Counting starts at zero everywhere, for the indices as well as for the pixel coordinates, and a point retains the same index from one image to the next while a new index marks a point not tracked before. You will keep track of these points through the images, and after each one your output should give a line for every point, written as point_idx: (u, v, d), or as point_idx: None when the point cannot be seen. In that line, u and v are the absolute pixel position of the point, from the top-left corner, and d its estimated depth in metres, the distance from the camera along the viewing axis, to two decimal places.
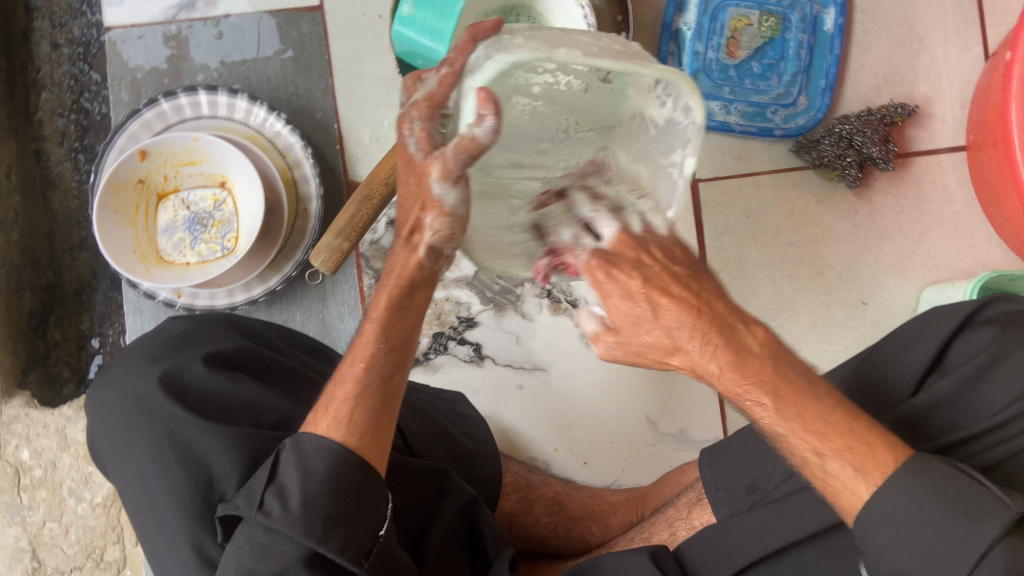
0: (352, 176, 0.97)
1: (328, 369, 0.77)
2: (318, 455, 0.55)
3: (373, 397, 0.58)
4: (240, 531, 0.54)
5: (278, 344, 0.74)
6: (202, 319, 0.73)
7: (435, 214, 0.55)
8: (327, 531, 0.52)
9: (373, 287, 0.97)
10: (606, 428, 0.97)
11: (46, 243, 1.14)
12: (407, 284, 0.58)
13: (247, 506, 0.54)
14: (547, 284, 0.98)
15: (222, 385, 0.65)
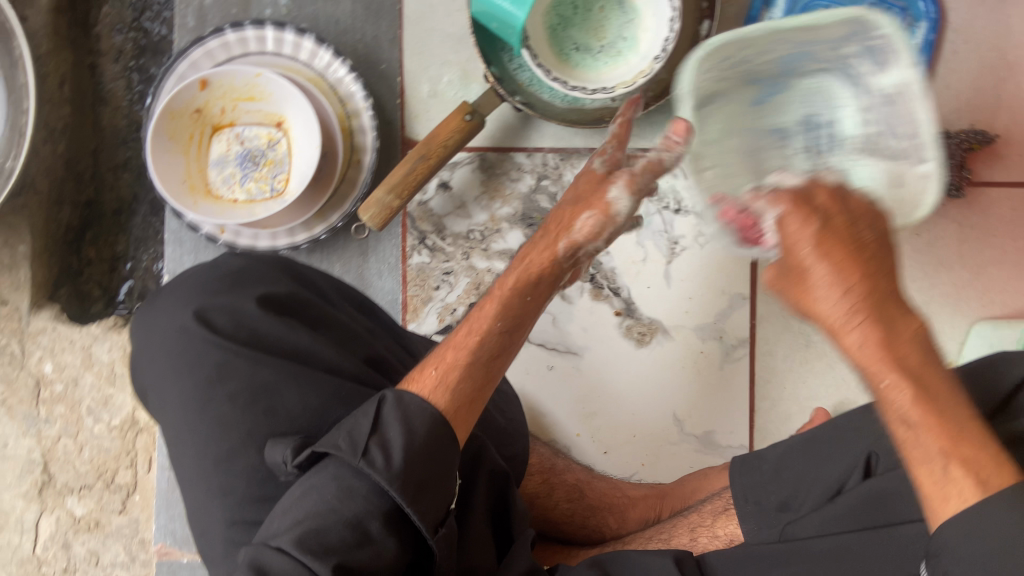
0: (409, 133, 0.95)
1: (372, 326, 0.75)
2: (420, 417, 0.55)
3: (490, 371, 0.61)
4: (329, 467, 0.52)
5: (326, 295, 0.73)
6: (256, 260, 0.72)
7: (596, 211, 0.63)
8: (418, 494, 0.52)
9: (417, 249, 0.96)
10: (631, 421, 0.96)
11: (91, 158, 1.13)
12: (538, 277, 0.65)
13: (346, 449, 0.52)
14: (591, 268, 0.96)
15: (268, 329, 0.65)
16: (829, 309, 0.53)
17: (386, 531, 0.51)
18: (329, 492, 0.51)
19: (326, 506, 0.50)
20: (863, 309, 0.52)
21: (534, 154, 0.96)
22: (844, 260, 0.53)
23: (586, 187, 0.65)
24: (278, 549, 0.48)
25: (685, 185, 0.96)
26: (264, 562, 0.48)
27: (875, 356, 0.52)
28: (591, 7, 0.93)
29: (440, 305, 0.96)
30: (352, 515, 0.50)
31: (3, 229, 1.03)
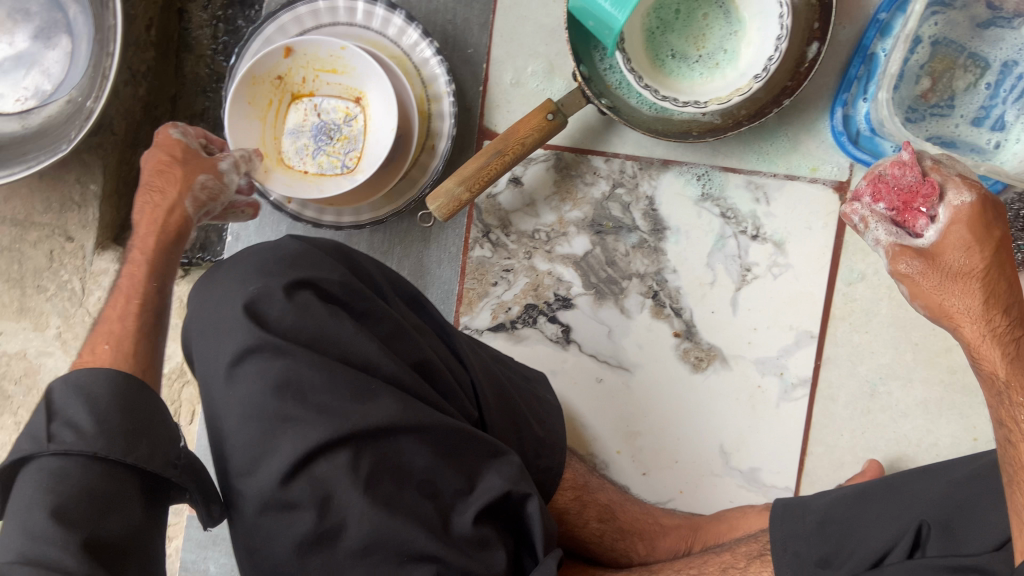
0: (487, 123, 0.93)
1: (420, 323, 0.73)
2: (98, 386, 0.57)
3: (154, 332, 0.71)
4: (30, 472, 0.52)
5: (379, 286, 0.71)
6: (316, 245, 0.70)
7: (207, 175, 0.76)
8: (131, 444, 0.54)
9: (479, 242, 0.94)
10: (675, 446, 0.93)
11: (169, 104, 1.14)
12: (159, 225, 0.74)
13: (31, 446, 0.53)
14: (655, 285, 0.92)
15: (312, 320, 0.63)
16: (970, 321, 0.65)
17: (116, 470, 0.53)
18: (36, 489, 0.51)
19: (50, 489, 0.51)
20: (998, 301, 0.64)
21: (612, 159, 0.92)
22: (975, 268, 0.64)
23: (165, 182, 0.75)
24: (15, 554, 0.47)
25: (766, 211, 0.91)
26: (2, 570, 0.46)
27: (1009, 371, 0.62)
28: (694, 13, 0.89)
29: (495, 302, 0.94)
30: (48, 511, 0.49)
31: (77, 166, 1.04)
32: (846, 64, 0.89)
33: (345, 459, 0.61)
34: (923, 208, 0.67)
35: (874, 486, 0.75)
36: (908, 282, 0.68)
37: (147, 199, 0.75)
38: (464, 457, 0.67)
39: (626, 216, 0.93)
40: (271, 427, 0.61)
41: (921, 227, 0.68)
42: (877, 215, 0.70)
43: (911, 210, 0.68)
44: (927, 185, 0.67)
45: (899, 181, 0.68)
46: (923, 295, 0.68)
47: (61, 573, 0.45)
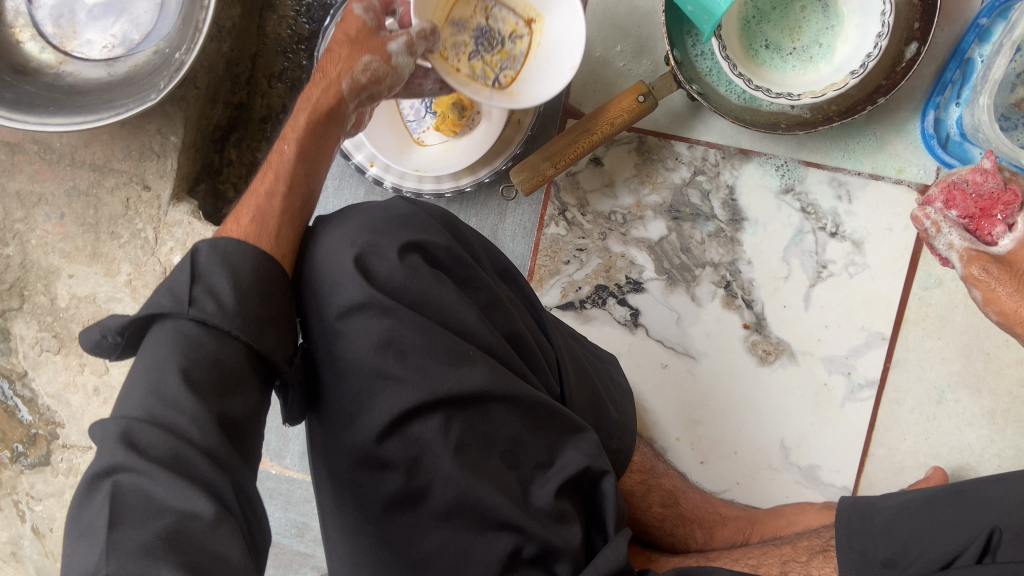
0: (573, 102, 0.93)
1: (511, 295, 0.73)
2: (238, 251, 0.53)
3: (298, 221, 0.62)
4: (161, 331, 0.50)
5: (477, 254, 0.71)
6: (420, 208, 0.70)
7: (377, 57, 0.66)
8: (261, 331, 0.52)
9: (555, 220, 0.95)
10: (735, 437, 0.93)
11: (249, 63, 1.15)
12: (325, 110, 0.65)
13: (170, 305, 0.50)
14: (728, 275, 0.92)
15: (416, 281, 0.64)
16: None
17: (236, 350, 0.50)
18: (161, 358, 0.48)
19: (177, 359, 0.48)
20: None
21: (696, 147, 0.92)
22: None
23: (331, 60, 0.66)
24: (141, 420, 0.45)
25: (847, 210, 0.91)
26: (134, 433, 0.45)
27: None
28: (792, 4, 0.88)
29: (566, 280, 0.95)
30: (180, 381, 0.47)
31: (159, 116, 1.05)
32: (942, 68, 0.88)
33: (438, 423, 0.63)
34: (1001, 215, 0.70)
35: (946, 492, 0.73)
36: (982, 285, 0.66)
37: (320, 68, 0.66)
38: (548, 430, 0.68)
39: (705, 205, 0.92)
40: (370, 384, 0.62)
41: (996, 234, 0.70)
42: (951, 223, 0.72)
43: (993, 216, 0.70)
44: (1008, 193, 0.69)
45: (979, 187, 0.71)
46: (997, 301, 0.66)
47: (188, 457, 0.44)
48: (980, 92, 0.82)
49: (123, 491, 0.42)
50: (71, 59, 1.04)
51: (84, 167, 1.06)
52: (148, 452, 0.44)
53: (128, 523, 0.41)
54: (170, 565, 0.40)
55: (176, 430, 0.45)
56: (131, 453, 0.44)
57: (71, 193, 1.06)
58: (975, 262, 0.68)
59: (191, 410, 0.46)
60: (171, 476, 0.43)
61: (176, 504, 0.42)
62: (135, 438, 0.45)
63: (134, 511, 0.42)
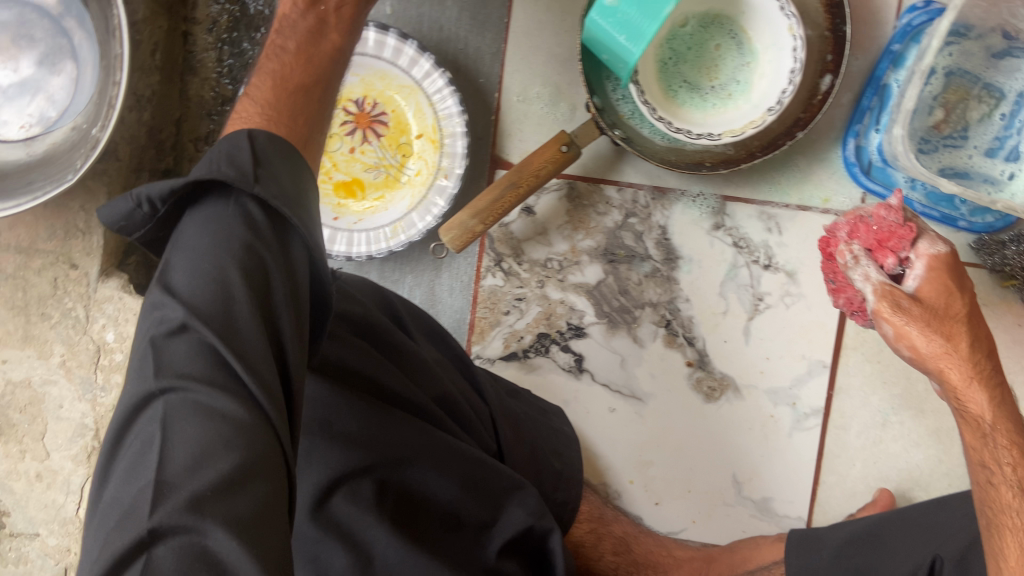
0: (500, 153, 0.92)
1: (438, 357, 0.73)
2: (251, 153, 0.49)
3: (293, 129, 0.56)
4: (220, 202, 0.48)
5: (403, 321, 0.72)
6: (340, 279, 0.71)
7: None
8: (293, 219, 0.49)
9: (491, 271, 0.94)
10: (687, 476, 0.93)
11: (174, 127, 1.13)
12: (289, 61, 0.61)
13: (226, 174, 0.48)
14: (668, 314, 0.92)
15: (346, 353, 0.64)
16: (958, 363, 0.64)
17: (293, 248, 0.48)
18: (213, 236, 0.46)
19: (209, 242, 0.46)
20: (982, 351, 0.64)
21: (625, 189, 0.92)
22: (957, 328, 0.65)
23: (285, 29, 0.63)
24: (197, 321, 0.43)
25: (778, 241, 0.91)
26: (176, 339, 0.43)
27: (996, 415, 0.64)
28: (707, 43, 0.88)
29: (507, 331, 0.94)
30: (238, 267, 0.45)
31: (82, 193, 1.00)
32: (860, 96, 0.89)
33: (371, 489, 0.61)
34: (896, 248, 0.68)
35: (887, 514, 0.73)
36: (894, 323, 0.65)
37: (276, 76, 0.59)
38: (485, 491, 0.68)
39: (639, 245, 0.92)
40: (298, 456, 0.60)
41: (895, 268, 0.68)
42: (855, 258, 0.69)
43: (893, 252, 0.68)
44: (905, 227, 0.67)
45: (881, 220, 0.69)
46: (909, 339, 0.65)
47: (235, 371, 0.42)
48: (894, 119, 0.83)
49: (177, 409, 0.41)
50: None
51: (9, 249, 0.99)
52: (196, 373, 0.42)
53: (179, 443, 0.40)
54: (217, 519, 0.38)
55: (228, 341, 0.43)
56: (170, 371, 0.42)
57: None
58: (892, 301, 0.65)
59: (263, 289, 0.45)
60: (220, 391, 0.41)
61: (223, 413, 0.41)
62: (156, 337, 0.43)
63: (187, 428, 0.40)
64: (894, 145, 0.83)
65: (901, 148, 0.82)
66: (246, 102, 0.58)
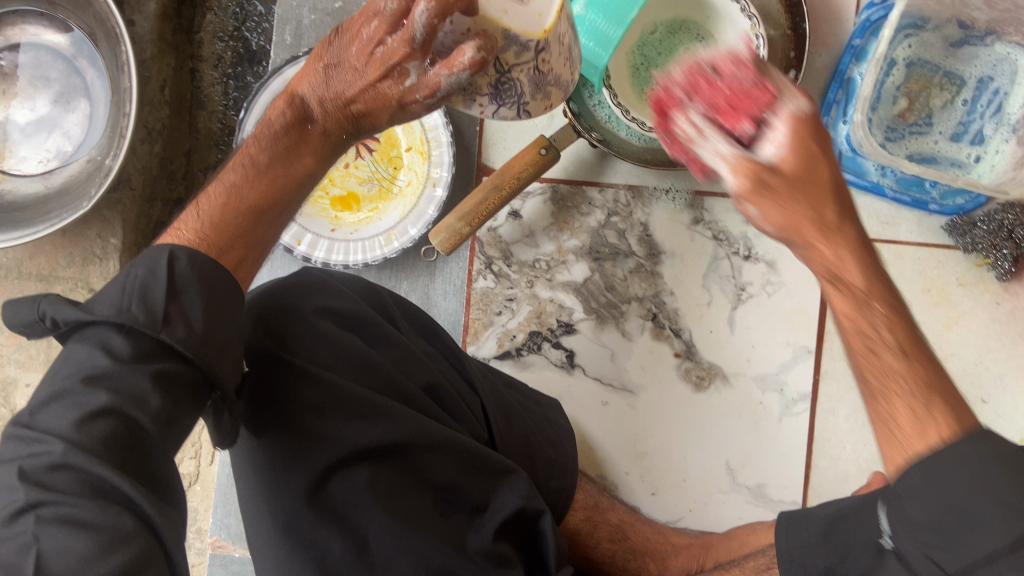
0: (485, 161, 0.97)
1: (428, 348, 0.76)
2: (192, 268, 0.51)
3: (247, 245, 0.59)
4: (105, 332, 0.48)
5: (392, 313, 0.76)
6: (330, 275, 0.76)
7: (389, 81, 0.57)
8: (219, 356, 0.51)
9: (483, 273, 0.98)
10: (682, 465, 0.95)
11: (184, 158, 1.20)
12: (285, 137, 0.61)
13: (140, 316, 0.48)
14: (654, 307, 0.96)
15: (338, 344, 0.68)
16: (835, 240, 0.54)
17: (189, 385, 0.50)
18: (81, 364, 0.47)
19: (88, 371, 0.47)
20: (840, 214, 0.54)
21: (606, 189, 0.96)
22: (813, 194, 0.53)
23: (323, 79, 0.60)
24: (68, 448, 0.44)
25: (756, 233, 0.95)
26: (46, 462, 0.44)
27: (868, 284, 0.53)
28: (676, 47, 0.93)
29: (500, 330, 0.98)
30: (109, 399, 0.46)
31: (98, 221, 1.09)
32: (825, 90, 0.93)
33: (364, 476, 0.64)
34: (751, 110, 0.55)
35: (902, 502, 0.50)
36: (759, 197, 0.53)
37: (230, 194, 0.59)
38: (476, 473, 0.70)
39: (622, 243, 0.96)
40: (292, 445, 0.64)
41: (752, 138, 0.55)
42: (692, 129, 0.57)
43: (746, 115, 0.55)
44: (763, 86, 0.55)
45: (734, 78, 0.56)
46: (773, 218, 0.54)
47: (100, 479, 0.44)
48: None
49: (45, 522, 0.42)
50: (8, 177, 1.09)
51: (31, 278, 1.09)
52: (56, 485, 0.43)
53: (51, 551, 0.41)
54: None
55: (99, 458, 0.44)
56: (37, 486, 0.43)
57: None
58: (753, 178, 0.53)
59: (149, 410, 0.47)
60: (92, 501, 0.43)
61: (90, 523, 0.42)
62: (30, 469, 0.43)
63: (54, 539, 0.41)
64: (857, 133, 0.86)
65: (864, 135, 0.85)
66: (226, 178, 0.60)
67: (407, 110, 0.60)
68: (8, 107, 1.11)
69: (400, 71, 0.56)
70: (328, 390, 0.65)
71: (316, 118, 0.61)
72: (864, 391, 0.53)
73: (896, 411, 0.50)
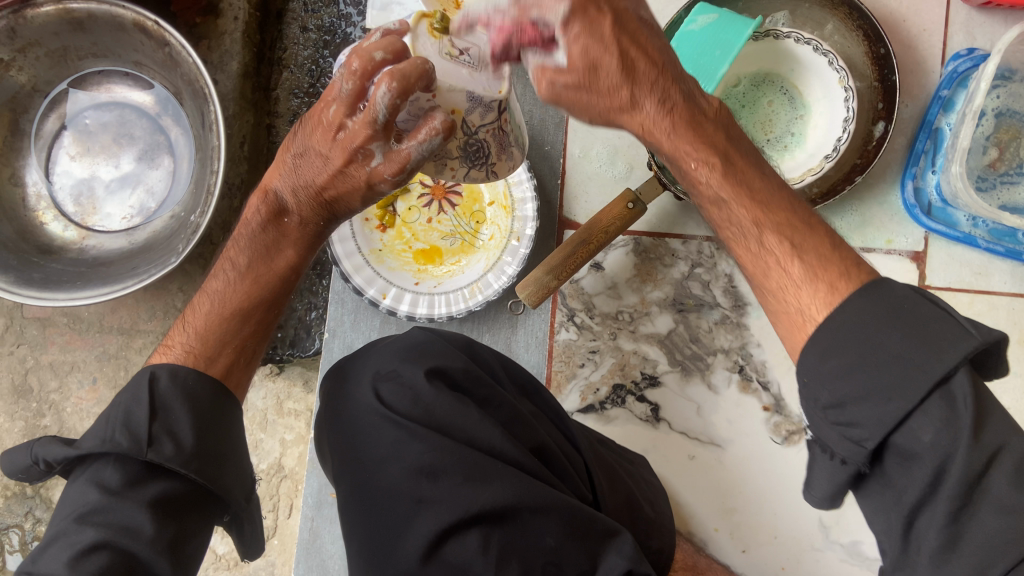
0: (568, 215, 0.98)
1: (533, 410, 0.76)
2: (173, 393, 0.63)
3: (239, 347, 0.71)
4: (105, 462, 0.59)
5: (497, 375, 0.76)
6: (438, 336, 0.77)
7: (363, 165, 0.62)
8: (202, 466, 0.61)
9: (565, 325, 0.98)
10: (773, 521, 0.93)
11: None
12: (269, 236, 0.71)
13: (128, 442, 0.59)
14: (740, 359, 0.95)
15: (437, 409, 0.68)
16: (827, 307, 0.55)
17: (183, 499, 0.60)
18: (80, 500, 0.58)
19: (85, 502, 0.57)
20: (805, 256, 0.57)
21: (690, 241, 0.96)
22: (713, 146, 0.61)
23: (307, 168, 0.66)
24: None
25: None
26: None
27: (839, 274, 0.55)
28: (759, 100, 0.94)
29: (583, 383, 0.97)
30: (98, 537, 0.55)
31: (179, 275, 1.11)
32: (912, 141, 0.92)
33: (476, 542, 0.62)
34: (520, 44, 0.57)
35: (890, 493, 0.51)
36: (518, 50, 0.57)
37: (219, 299, 0.71)
38: (583, 537, 0.64)
39: (707, 294, 0.96)
40: (407, 511, 0.63)
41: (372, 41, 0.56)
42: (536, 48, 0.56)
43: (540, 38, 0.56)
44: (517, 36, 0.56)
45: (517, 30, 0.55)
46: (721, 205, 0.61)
47: None
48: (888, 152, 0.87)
49: None
50: (92, 233, 1.12)
51: (112, 332, 1.13)
52: None
53: None
54: None
55: None
56: None
57: (102, 357, 1.13)
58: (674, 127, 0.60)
59: (144, 538, 0.56)
60: None
61: None
62: None
63: None
64: (954, 184, 0.85)
65: (962, 185, 0.84)
66: (219, 279, 0.72)
67: (376, 189, 0.65)
68: (93, 164, 1.14)
69: (364, 154, 0.61)
70: (437, 453, 0.65)
71: (291, 211, 0.70)
72: (774, 297, 0.59)
73: (803, 301, 0.56)
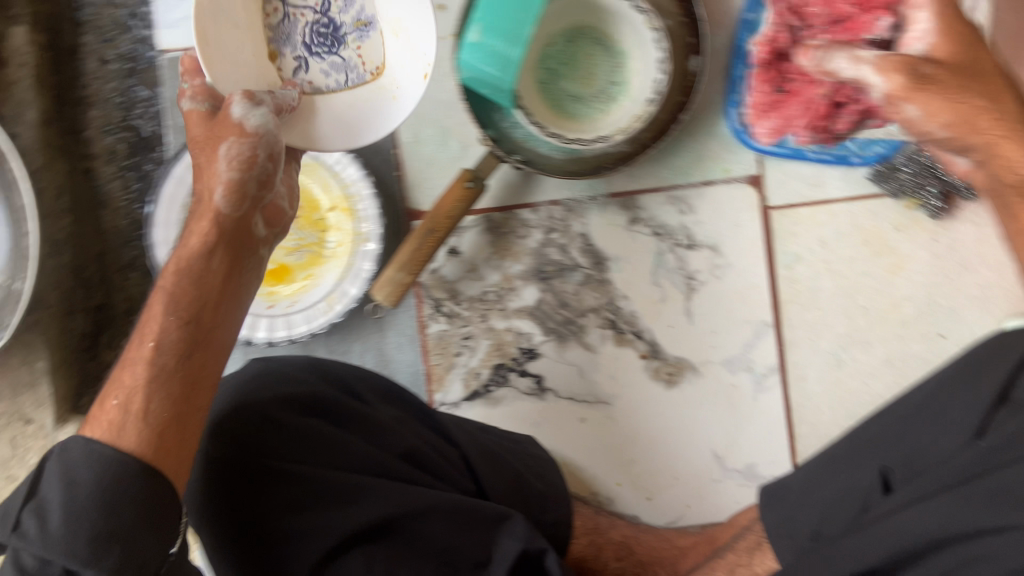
0: (413, 206, 0.95)
1: (398, 414, 0.74)
2: (79, 466, 0.51)
3: (202, 388, 0.58)
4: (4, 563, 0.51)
5: (352, 388, 0.73)
6: (281, 363, 0.72)
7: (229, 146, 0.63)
8: (98, 551, 0.49)
9: (434, 317, 0.95)
10: (671, 465, 0.95)
11: (97, 262, 1.06)
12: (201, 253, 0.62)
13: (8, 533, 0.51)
14: (610, 315, 0.95)
15: (288, 438, 0.64)
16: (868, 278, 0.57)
17: None
18: None
19: None
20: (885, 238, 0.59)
21: (539, 208, 0.95)
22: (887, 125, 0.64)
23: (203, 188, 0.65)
24: None
25: (693, 220, 0.95)
26: None
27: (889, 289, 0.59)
28: (578, 54, 0.93)
29: (464, 371, 0.95)
30: None
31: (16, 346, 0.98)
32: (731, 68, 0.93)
33: (358, 562, 0.60)
34: None
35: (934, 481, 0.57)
36: None
37: (174, 323, 0.58)
38: (471, 529, 0.64)
39: (566, 257, 0.95)
40: (278, 547, 0.60)
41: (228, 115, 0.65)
42: None
43: None
44: None
45: None
46: None
47: None
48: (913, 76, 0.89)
49: None
50: None
51: None
52: None
53: None
54: None
55: None
56: None
57: None
58: None
59: None
60: None
61: None
62: None
63: None
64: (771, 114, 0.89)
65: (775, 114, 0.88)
66: (149, 315, 0.59)
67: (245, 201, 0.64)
68: None
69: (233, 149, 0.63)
70: (302, 483, 0.62)
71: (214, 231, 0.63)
72: None
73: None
